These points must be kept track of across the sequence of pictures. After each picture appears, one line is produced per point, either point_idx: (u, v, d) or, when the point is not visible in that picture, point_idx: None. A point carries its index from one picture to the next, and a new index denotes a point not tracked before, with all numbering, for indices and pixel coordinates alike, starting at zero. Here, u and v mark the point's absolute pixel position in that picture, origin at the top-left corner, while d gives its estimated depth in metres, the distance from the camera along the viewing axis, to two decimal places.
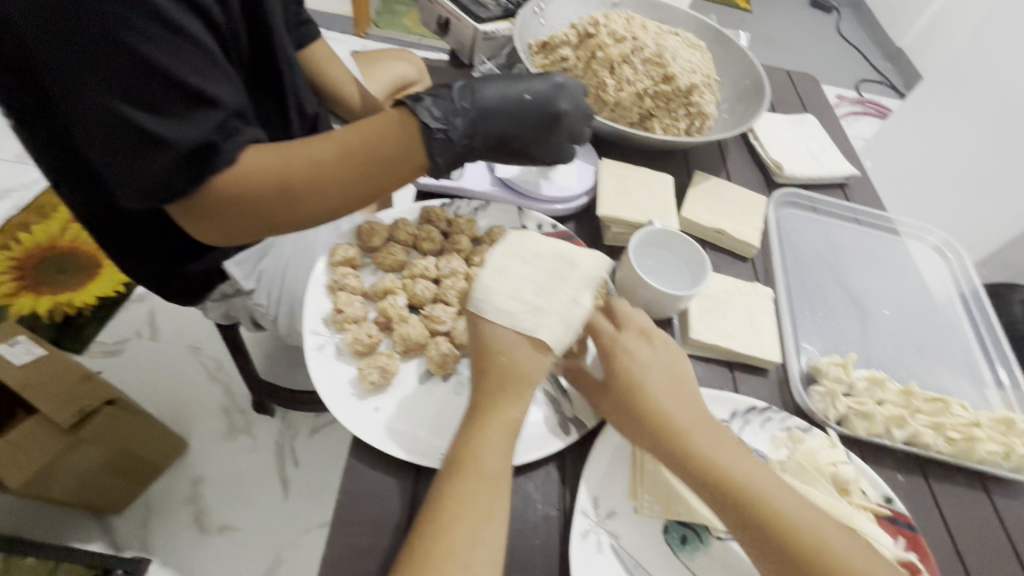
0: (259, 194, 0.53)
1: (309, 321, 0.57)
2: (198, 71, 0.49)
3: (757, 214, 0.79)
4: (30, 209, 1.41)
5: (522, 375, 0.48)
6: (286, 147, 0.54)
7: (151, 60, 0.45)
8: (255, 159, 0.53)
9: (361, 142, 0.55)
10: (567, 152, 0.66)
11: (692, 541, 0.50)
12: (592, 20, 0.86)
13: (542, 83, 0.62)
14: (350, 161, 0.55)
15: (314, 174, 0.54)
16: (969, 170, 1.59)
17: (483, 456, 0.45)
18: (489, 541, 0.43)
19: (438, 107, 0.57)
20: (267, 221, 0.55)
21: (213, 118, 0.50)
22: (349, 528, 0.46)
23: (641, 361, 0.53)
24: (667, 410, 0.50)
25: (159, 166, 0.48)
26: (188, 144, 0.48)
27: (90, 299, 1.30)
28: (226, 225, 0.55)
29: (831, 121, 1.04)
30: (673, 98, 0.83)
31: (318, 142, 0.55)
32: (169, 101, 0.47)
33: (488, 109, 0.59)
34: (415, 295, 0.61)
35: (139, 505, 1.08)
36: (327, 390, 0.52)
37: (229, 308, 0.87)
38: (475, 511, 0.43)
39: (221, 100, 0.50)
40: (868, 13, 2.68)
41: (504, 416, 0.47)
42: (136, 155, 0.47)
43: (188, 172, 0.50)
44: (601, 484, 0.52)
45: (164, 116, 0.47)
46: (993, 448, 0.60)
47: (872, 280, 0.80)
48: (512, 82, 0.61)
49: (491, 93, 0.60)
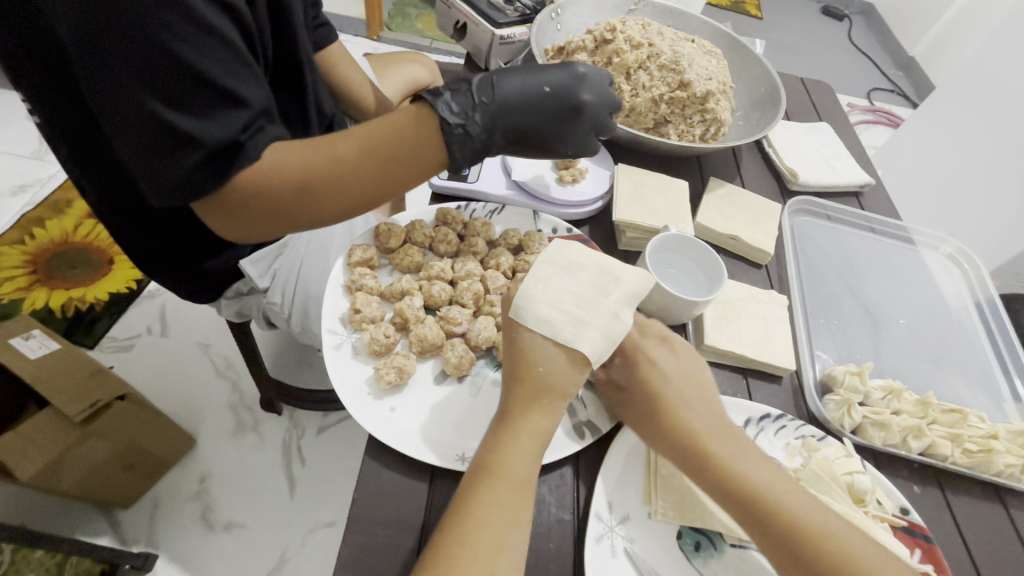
0: (282, 193, 0.54)
1: (327, 321, 0.57)
2: (228, 71, 0.49)
3: (772, 221, 0.79)
4: (45, 205, 1.42)
5: (555, 385, 0.48)
6: (312, 146, 0.55)
7: (183, 59, 0.46)
8: (280, 158, 0.53)
9: (382, 141, 0.55)
10: (591, 144, 0.65)
11: (706, 548, 0.50)
12: (608, 26, 0.86)
13: (563, 73, 0.62)
14: (372, 160, 0.55)
15: (333, 171, 0.55)
16: (981, 179, 1.58)
17: (512, 462, 0.46)
18: (514, 549, 0.43)
19: (457, 102, 0.57)
20: (290, 218, 0.56)
21: (240, 117, 0.50)
22: (363, 527, 0.46)
23: (663, 374, 0.53)
24: (690, 417, 0.50)
25: (186, 164, 0.49)
26: (215, 143, 0.49)
27: (103, 295, 1.31)
28: (248, 223, 0.55)
29: (845, 129, 1.04)
30: (688, 105, 0.83)
31: (339, 140, 0.56)
32: (198, 100, 0.47)
33: (507, 102, 0.59)
34: (431, 296, 0.62)
35: (147, 501, 1.08)
36: (345, 390, 0.53)
37: (242, 306, 0.87)
38: (503, 520, 0.43)
39: (249, 101, 0.51)
40: (879, 21, 2.68)
41: (535, 425, 0.48)
42: (164, 153, 0.48)
43: (213, 171, 0.50)
44: (616, 488, 0.52)
45: (193, 115, 0.48)
46: (1011, 460, 0.59)
47: (887, 289, 0.80)
48: (531, 75, 0.60)
49: (510, 85, 0.59)
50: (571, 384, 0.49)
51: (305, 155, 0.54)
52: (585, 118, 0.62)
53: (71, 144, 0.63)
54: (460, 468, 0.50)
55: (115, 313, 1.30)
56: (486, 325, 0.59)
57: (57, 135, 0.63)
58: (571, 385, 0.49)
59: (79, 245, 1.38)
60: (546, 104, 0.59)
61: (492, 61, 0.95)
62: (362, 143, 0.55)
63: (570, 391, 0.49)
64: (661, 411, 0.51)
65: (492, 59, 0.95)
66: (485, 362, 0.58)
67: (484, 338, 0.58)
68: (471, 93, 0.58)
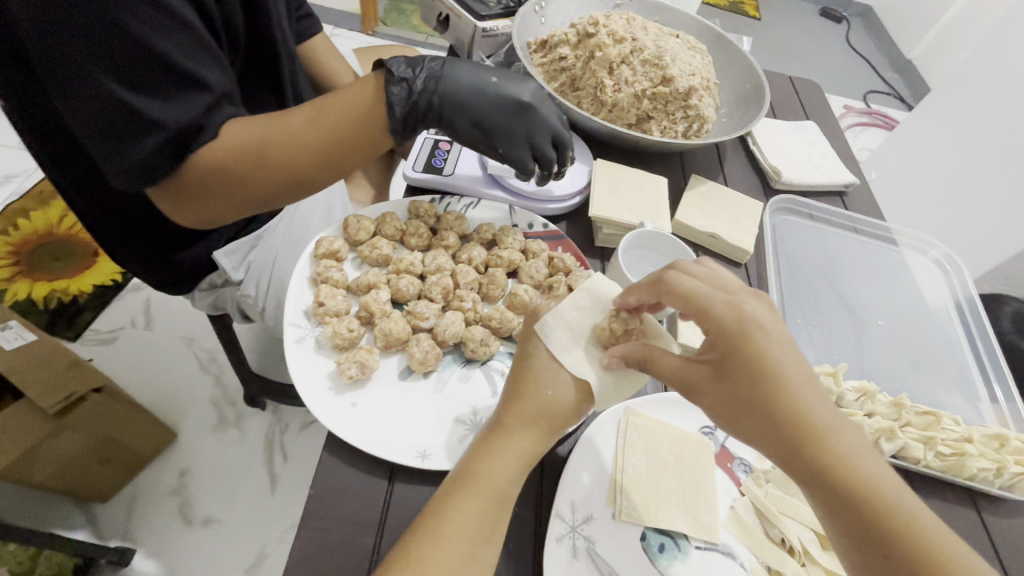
0: (236, 169, 0.53)
1: (290, 314, 0.56)
2: (188, 53, 0.48)
3: (754, 219, 0.77)
4: (29, 196, 1.41)
5: (555, 411, 0.47)
6: (264, 119, 0.55)
7: (144, 41, 0.44)
8: (235, 133, 0.52)
9: (338, 115, 0.56)
10: (520, 154, 0.64)
11: (670, 550, 0.49)
12: (591, 20, 0.84)
13: (523, 83, 0.65)
14: (328, 135, 0.56)
15: (287, 143, 0.54)
16: (973, 183, 1.58)
17: (494, 475, 0.44)
18: (478, 554, 0.42)
19: (411, 64, 0.60)
20: (242, 195, 0.55)
21: (200, 100, 0.49)
22: (321, 523, 0.45)
23: (778, 340, 0.42)
24: (801, 400, 0.41)
25: (145, 148, 0.47)
26: (175, 125, 0.48)
27: (86, 287, 1.30)
28: (205, 201, 0.54)
29: (832, 128, 1.03)
30: (671, 101, 0.82)
31: (297, 112, 0.56)
32: (158, 83, 0.46)
33: (460, 78, 0.61)
34: (398, 290, 0.61)
35: (125, 494, 1.07)
36: (305, 384, 0.52)
37: (217, 299, 0.85)
38: (475, 531, 0.42)
39: (210, 84, 0.50)
40: (877, 23, 2.67)
41: (527, 442, 0.46)
42: (122, 135, 0.47)
43: (171, 153, 0.49)
44: (580, 488, 0.51)
45: (153, 97, 0.46)
46: (985, 465, 0.58)
47: (867, 291, 0.79)
48: (491, 70, 0.65)
49: (471, 68, 0.63)
50: (569, 414, 0.48)
51: (260, 127, 0.54)
52: (526, 119, 0.63)
53: (33, 127, 0.61)
54: (419, 465, 0.48)
55: (98, 306, 1.28)
56: (453, 321, 0.58)
57: (18, 118, 0.61)
58: (572, 412, 0.48)
59: (64, 237, 1.36)
60: (492, 88, 0.62)
61: (475, 54, 0.95)
62: (318, 116, 0.56)
63: (569, 418, 0.48)
64: (761, 386, 0.41)
65: (475, 51, 0.94)
66: (451, 358, 0.57)
67: (451, 333, 0.57)
68: (433, 60, 0.61)
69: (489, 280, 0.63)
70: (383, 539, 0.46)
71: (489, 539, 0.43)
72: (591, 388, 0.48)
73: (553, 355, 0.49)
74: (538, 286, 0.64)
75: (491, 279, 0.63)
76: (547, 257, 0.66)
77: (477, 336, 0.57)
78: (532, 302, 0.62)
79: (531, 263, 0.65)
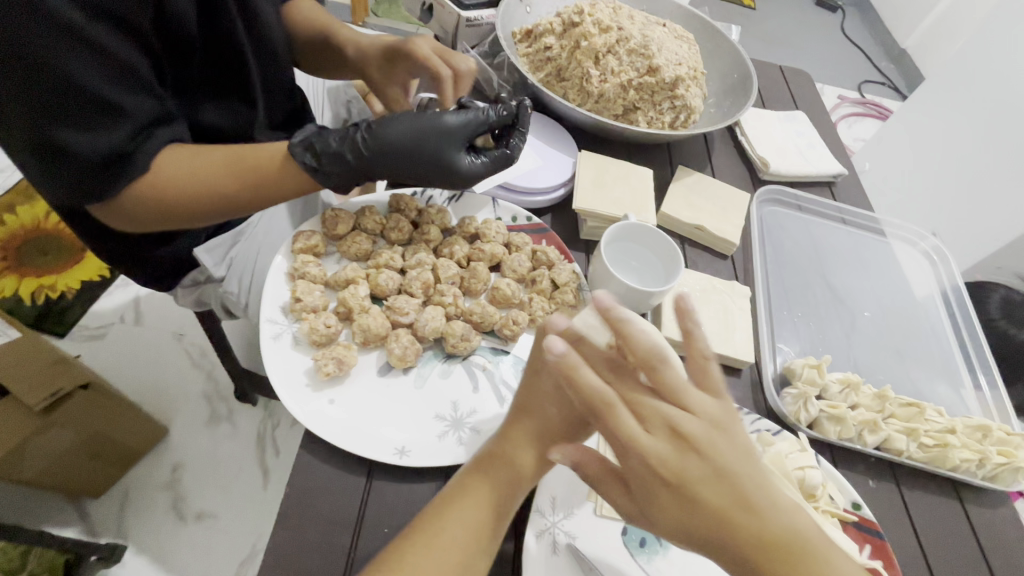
0: (173, 219, 0.59)
1: (267, 310, 0.55)
2: (107, 81, 0.50)
3: (740, 211, 0.77)
4: (13, 188, 1.38)
5: (554, 427, 0.46)
6: (196, 180, 0.57)
7: (63, 73, 0.47)
8: (175, 197, 0.56)
9: (254, 166, 0.59)
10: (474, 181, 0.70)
11: (651, 544, 0.49)
12: (577, 8, 0.84)
13: (447, 152, 0.62)
14: (247, 188, 0.59)
15: (225, 209, 0.60)
16: (965, 173, 1.58)
17: (490, 484, 0.44)
18: (471, 564, 0.41)
19: (340, 170, 0.60)
20: (174, 226, 0.61)
21: (125, 128, 0.52)
22: (302, 522, 0.45)
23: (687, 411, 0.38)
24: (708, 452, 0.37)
25: (71, 173, 0.50)
26: (99, 153, 0.50)
27: (73, 283, 1.28)
28: (137, 222, 0.58)
29: (822, 118, 1.02)
30: (657, 91, 0.81)
31: (226, 180, 0.58)
32: (79, 113, 0.49)
33: (382, 158, 0.61)
34: (378, 286, 0.60)
35: (117, 489, 1.07)
36: (282, 380, 0.51)
37: (201, 296, 0.82)
38: (465, 539, 0.42)
39: (131, 111, 0.52)
40: (871, 11, 2.64)
41: (523, 456, 0.45)
42: (50, 162, 0.50)
43: (101, 179, 0.52)
44: (561, 483, 0.51)
45: (78, 127, 0.49)
46: (968, 456, 0.58)
47: (854, 281, 0.79)
48: (415, 147, 0.61)
49: (386, 152, 0.61)
50: (568, 430, 0.46)
51: (193, 192, 0.57)
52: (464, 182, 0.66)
53: None
54: (397, 462, 0.48)
55: (88, 302, 1.27)
56: (434, 316, 0.57)
57: None
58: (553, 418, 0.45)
59: (53, 232, 1.33)
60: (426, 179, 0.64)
61: (459, 43, 0.93)
62: (235, 173, 0.58)
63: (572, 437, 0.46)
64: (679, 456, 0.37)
65: (460, 41, 0.94)
66: (432, 354, 0.56)
67: (431, 329, 0.56)
68: (342, 153, 0.59)
69: (471, 274, 0.62)
70: (362, 534, 0.46)
71: (483, 554, 0.42)
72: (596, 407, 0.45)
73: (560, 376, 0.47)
74: (521, 280, 0.64)
75: (473, 273, 0.62)
76: (530, 250, 0.66)
77: (458, 331, 0.56)
78: (515, 296, 0.61)
79: (514, 257, 0.64)
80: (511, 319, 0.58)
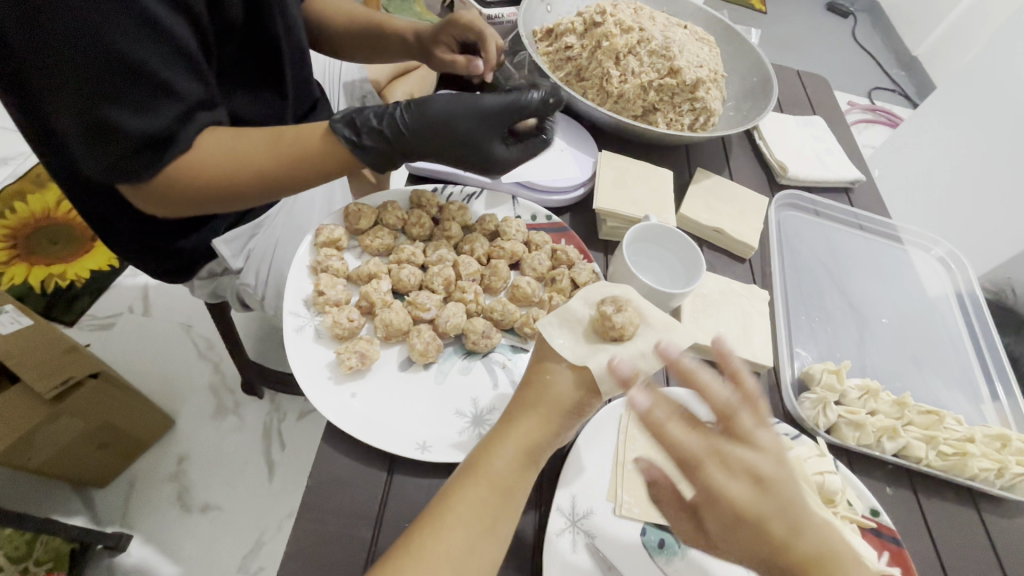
0: (208, 196, 0.58)
1: (290, 303, 0.56)
2: (165, 62, 0.50)
3: (757, 215, 0.77)
4: (24, 177, 1.38)
5: (559, 402, 0.45)
6: (230, 157, 0.56)
7: (126, 52, 0.47)
8: (211, 171, 0.56)
9: (295, 144, 0.58)
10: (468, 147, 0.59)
11: (670, 546, 0.49)
12: (598, 8, 0.83)
13: (484, 135, 0.61)
14: (282, 168, 0.58)
15: (259, 186, 0.59)
16: (977, 183, 1.56)
17: (496, 464, 0.43)
18: (480, 546, 0.40)
19: (374, 139, 0.58)
20: (211, 206, 0.60)
21: (175, 109, 0.52)
22: (324, 515, 0.45)
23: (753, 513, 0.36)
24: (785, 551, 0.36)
25: (120, 152, 0.50)
26: (149, 133, 0.50)
27: (82, 272, 1.28)
28: (173, 204, 0.58)
29: (839, 124, 1.02)
30: (678, 92, 0.80)
31: (260, 155, 0.57)
32: (136, 93, 0.48)
33: (419, 135, 0.60)
34: (400, 281, 0.60)
35: (124, 479, 1.07)
36: (305, 373, 0.51)
37: (217, 287, 0.83)
38: (475, 523, 0.41)
39: (182, 92, 0.52)
40: (884, 17, 2.60)
41: (527, 434, 0.44)
42: (98, 141, 0.49)
43: (145, 159, 0.52)
44: (580, 483, 0.51)
45: (131, 107, 0.49)
46: (986, 465, 0.58)
47: (870, 288, 0.79)
48: (453, 124, 0.60)
49: (424, 130, 0.60)
50: (577, 406, 0.45)
51: (228, 166, 0.56)
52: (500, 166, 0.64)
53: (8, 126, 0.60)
54: (419, 457, 0.48)
55: (96, 291, 1.27)
56: (455, 312, 0.57)
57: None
58: (573, 404, 0.45)
59: (64, 220, 1.33)
60: (462, 158, 0.62)
61: None
62: (272, 150, 0.58)
63: (575, 412, 0.46)
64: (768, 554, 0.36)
65: None
66: (453, 350, 0.56)
67: (452, 325, 0.56)
68: (382, 129, 0.58)
69: (491, 272, 0.62)
70: (382, 530, 0.46)
71: (499, 549, 0.42)
72: (593, 379, 0.45)
73: (551, 350, 0.47)
74: (541, 279, 0.64)
75: (493, 271, 0.62)
76: (550, 249, 0.65)
77: (479, 328, 0.56)
78: (534, 294, 0.61)
79: (534, 255, 0.64)
80: (531, 317, 0.58)
